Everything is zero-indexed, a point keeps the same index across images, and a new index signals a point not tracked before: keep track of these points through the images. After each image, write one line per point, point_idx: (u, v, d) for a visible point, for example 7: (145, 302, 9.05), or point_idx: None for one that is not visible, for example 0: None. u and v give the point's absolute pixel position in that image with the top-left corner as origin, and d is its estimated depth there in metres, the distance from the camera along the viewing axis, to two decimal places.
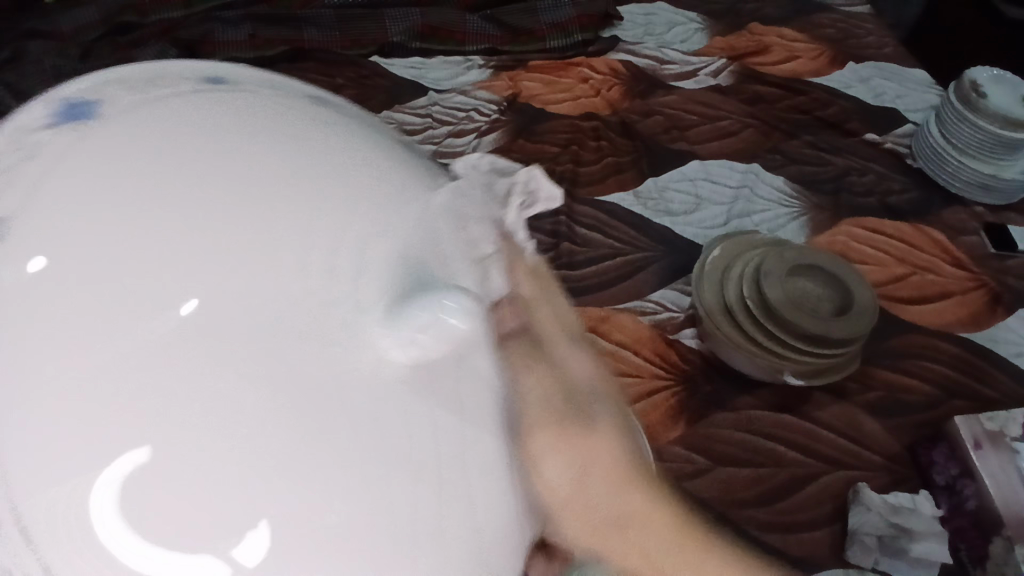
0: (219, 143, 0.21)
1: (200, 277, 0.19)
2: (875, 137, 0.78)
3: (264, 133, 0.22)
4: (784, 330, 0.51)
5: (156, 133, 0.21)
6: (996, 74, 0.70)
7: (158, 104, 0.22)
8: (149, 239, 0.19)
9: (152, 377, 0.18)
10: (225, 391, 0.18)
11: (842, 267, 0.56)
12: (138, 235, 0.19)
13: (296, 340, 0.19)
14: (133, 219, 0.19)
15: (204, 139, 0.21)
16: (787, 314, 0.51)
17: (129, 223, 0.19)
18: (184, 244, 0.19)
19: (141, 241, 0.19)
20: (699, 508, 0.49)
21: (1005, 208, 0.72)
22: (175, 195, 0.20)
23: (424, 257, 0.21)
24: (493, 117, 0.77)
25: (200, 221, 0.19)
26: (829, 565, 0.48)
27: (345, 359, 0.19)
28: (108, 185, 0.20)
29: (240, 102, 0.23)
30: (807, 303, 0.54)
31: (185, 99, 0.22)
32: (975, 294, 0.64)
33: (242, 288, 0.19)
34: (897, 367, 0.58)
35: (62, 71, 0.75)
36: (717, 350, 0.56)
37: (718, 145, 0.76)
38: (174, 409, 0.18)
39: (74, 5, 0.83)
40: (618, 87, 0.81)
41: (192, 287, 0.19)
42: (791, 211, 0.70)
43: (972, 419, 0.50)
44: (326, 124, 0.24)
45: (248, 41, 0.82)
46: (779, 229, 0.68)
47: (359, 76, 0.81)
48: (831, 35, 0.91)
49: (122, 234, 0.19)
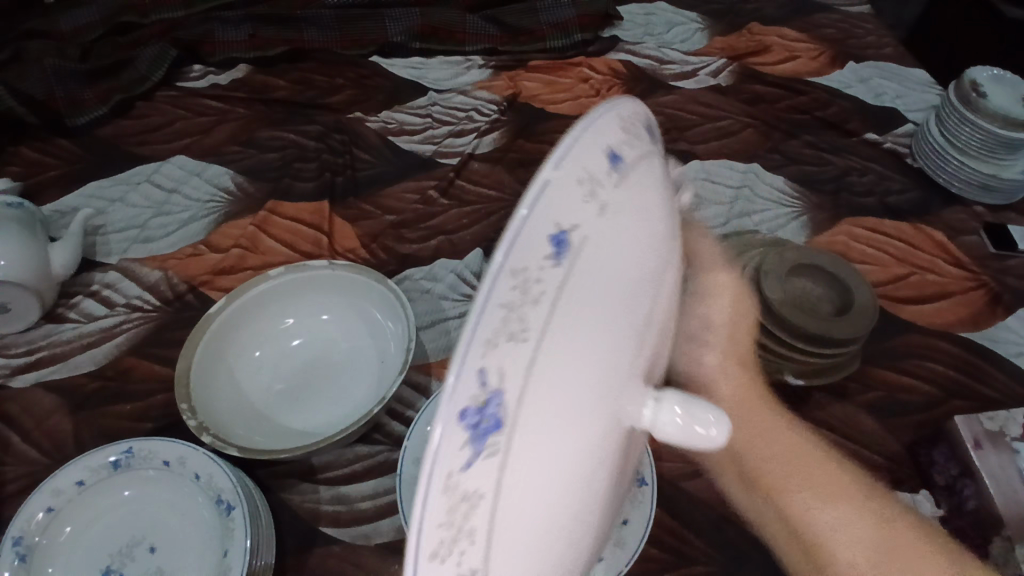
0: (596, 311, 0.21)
1: (549, 461, 0.20)
2: (875, 137, 0.78)
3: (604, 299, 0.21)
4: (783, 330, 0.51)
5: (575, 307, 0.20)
6: (996, 74, 0.70)
7: (602, 262, 0.21)
8: (546, 425, 0.20)
9: (518, 516, 0.20)
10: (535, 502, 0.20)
11: (840, 266, 0.56)
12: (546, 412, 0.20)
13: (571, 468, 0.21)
14: (545, 398, 0.19)
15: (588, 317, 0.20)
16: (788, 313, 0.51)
17: (544, 397, 0.19)
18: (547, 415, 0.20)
19: (546, 427, 0.20)
20: (698, 508, 0.49)
21: (1005, 207, 0.72)
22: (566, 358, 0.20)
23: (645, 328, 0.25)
24: (493, 117, 0.77)
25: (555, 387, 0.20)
26: None
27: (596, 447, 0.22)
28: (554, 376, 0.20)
29: (614, 256, 0.22)
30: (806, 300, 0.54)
31: (603, 255, 0.21)
32: (975, 294, 0.64)
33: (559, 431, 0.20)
34: (897, 367, 0.58)
35: (62, 72, 0.75)
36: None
37: (717, 145, 0.76)
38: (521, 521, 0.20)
39: (76, 6, 0.83)
40: (618, 87, 0.81)
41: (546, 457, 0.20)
42: (790, 211, 0.70)
43: (972, 419, 0.51)
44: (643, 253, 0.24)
45: (248, 41, 0.83)
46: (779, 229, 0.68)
47: (359, 77, 0.81)
48: (831, 35, 0.91)
49: (544, 403, 0.19)
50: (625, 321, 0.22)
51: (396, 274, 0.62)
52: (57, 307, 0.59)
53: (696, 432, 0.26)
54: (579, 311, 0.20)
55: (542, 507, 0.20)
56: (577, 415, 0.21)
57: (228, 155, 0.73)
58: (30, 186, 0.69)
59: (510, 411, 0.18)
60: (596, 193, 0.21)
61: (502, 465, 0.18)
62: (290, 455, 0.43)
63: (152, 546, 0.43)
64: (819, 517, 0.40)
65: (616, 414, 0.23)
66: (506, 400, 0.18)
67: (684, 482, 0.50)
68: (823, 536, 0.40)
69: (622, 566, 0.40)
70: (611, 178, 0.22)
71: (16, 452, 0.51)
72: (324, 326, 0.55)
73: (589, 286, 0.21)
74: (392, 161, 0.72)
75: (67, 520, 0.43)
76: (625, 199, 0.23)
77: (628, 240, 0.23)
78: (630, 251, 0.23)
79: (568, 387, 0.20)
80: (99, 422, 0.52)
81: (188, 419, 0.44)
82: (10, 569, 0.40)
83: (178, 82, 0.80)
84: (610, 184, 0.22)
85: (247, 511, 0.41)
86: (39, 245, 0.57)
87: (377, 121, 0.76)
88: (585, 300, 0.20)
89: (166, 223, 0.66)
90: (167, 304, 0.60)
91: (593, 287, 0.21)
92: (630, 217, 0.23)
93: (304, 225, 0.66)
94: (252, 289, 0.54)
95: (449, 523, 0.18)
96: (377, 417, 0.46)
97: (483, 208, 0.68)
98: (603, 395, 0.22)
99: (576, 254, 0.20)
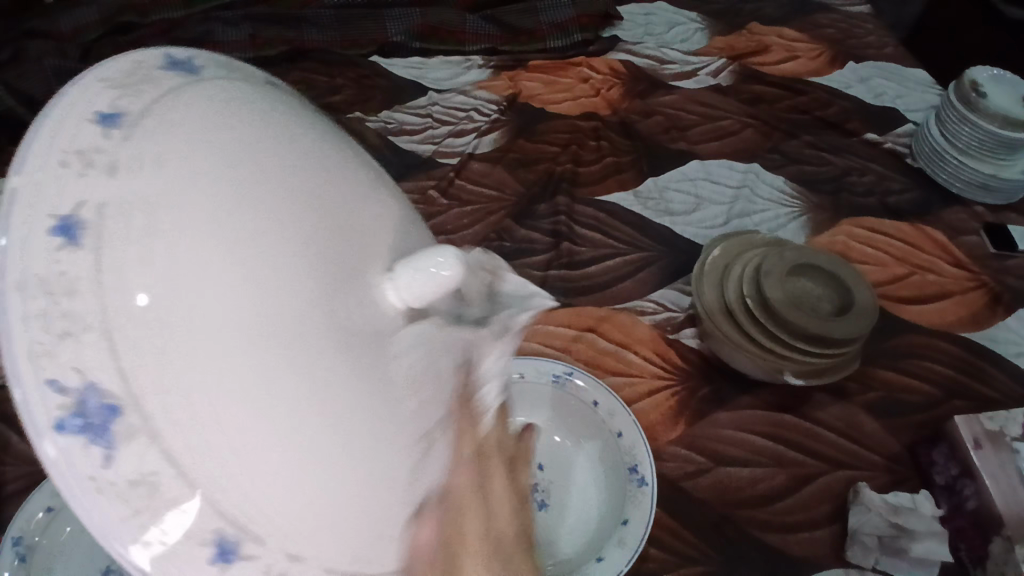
0: (180, 216, 0.19)
1: (195, 403, 0.18)
2: (875, 137, 0.78)
3: (195, 196, 0.19)
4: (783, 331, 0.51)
5: (149, 231, 0.18)
6: (996, 74, 0.70)
7: (187, 161, 0.19)
8: (159, 364, 0.18)
9: (219, 484, 0.18)
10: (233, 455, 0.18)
11: (841, 265, 0.56)
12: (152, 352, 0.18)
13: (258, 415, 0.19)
14: (138, 335, 0.18)
15: (174, 232, 0.18)
16: (788, 313, 0.51)
17: (133, 339, 0.18)
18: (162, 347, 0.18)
19: (161, 366, 0.18)
20: (698, 508, 0.49)
21: (1005, 207, 0.72)
22: (146, 287, 0.18)
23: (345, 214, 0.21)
24: (493, 117, 0.77)
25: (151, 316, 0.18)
26: (828, 565, 0.47)
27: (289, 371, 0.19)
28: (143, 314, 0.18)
29: (206, 157, 0.19)
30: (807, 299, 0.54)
31: (197, 160, 0.19)
32: (975, 294, 0.64)
33: (186, 376, 0.18)
34: (897, 367, 0.58)
35: (62, 72, 0.75)
36: (720, 349, 0.55)
37: (717, 145, 0.76)
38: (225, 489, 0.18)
39: (76, 5, 0.83)
40: (618, 88, 0.81)
41: (181, 405, 0.18)
42: (790, 211, 0.70)
43: (973, 419, 0.50)
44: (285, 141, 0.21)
45: (248, 41, 0.83)
46: (778, 229, 0.68)
47: (359, 76, 0.81)
48: (831, 36, 0.91)
49: (136, 346, 0.18)
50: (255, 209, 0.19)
51: None
52: None
53: (430, 282, 0.21)
54: (152, 253, 0.18)
55: (257, 455, 0.19)
56: (206, 347, 0.18)
57: None
58: None
59: (113, 388, 0.18)
60: (119, 130, 0.20)
61: (151, 440, 0.18)
62: None
63: None
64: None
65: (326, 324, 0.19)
66: (103, 387, 0.18)
67: (684, 482, 0.50)
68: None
69: (622, 566, 0.40)
70: (157, 75, 0.22)
71: (16, 452, 0.50)
72: None
73: (160, 199, 0.19)
74: (392, 161, 0.72)
75: (67, 520, 0.43)
76: (194, 90, 0.21)
77: (240, 134, 0.20)
78: (241, 143, 0.20)
79: (174, 301, 0.18)
80: None
81: None
82: (11, 569, 0.40)
83: None
84: (122, 102, 0.21)
85: None
86: None
87: (377, 120, 0.76)
88: (158, 219, 0.18)
89: None
90: None
91: (164, 202, 0.19)
92: (222, 109, 0.21)
93: None
94: None
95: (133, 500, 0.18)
96: None
97: (484, 207, 0.68)
98: (231, 296, 0.18)
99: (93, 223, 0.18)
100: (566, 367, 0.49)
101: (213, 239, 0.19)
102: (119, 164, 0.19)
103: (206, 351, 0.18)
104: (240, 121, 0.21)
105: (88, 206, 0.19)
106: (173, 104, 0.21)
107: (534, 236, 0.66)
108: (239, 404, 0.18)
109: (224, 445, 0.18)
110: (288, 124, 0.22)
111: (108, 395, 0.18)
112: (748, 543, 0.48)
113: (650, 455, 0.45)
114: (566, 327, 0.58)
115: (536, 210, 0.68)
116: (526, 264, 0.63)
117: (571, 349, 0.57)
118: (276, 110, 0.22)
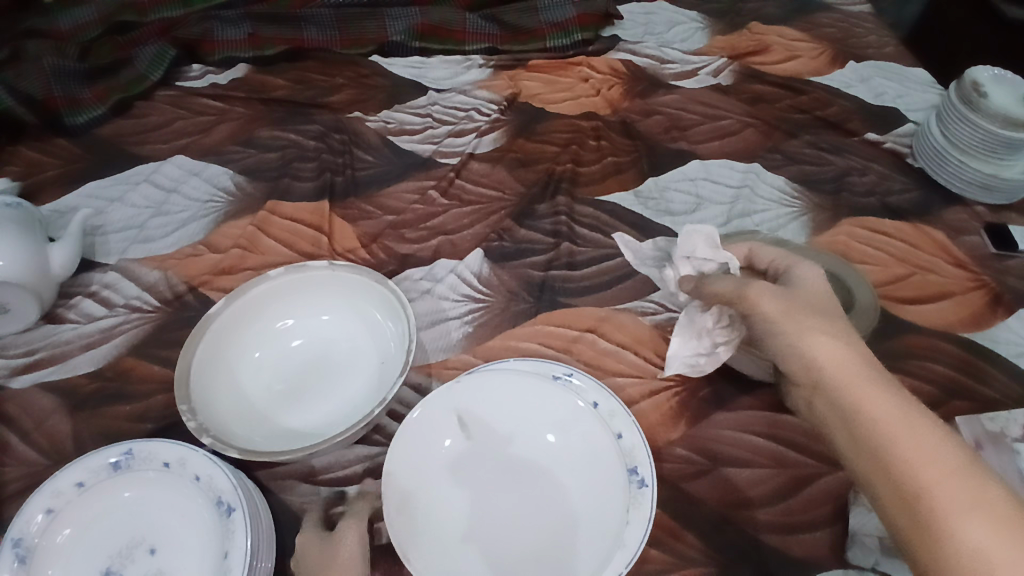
0: (484, 413, 0.48)
1: (526, 481, 0.46)
2: (875, 136, 0.78)
3: (495, 415, 0.48)
4: (793, 349, 0.41)
5: (476, 407, 0.48)
6: (997, 75, 0.70)
7: (495, 418, 0.48)
8: (494, 444, 0.47)
9: (512, 485, 0.46)
10: (586, 531, 0.42)
11: (786, 261, 0.49)
12: (495, 447, 0.47)
13: (513, 489, 0.45)
14: (503, 448, 0.47)
15: (497, 428, 0.48)
16: (781, 331, 0.42)
17: (498, 451, 0.47)
18: (496, 440, 0.47)
19: (503, 450, 0.47)
20: (699, 509, 0.49)
21: (1005, 207, 0.71)
22: (510, 433, 0.48)
23: (538, 435, 0.47)
24: (493, 116, 0.78)
25: (503, 441, 0.47)
26: (829, 566, 0.46)
27: (506, 491, 0.45)
28: (503, 438, 0.47)
29: (501, 412, 0.48)
30: (766, 319, 0.43)
31: (500, 423, 0.48)
32: (975, 295, 0.64)
33: (512, 461, 0.47)
34: (898, 367, 0.58)
35: (62, 71, 0.76)
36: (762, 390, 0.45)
37: (718, 146, 0.76)
38: (529, 510, 0.44)
39: (74, 4, 0.83)
40: (618, 87, 0.82)
41: (518, 440, 0.47)
42: (708, 265, 0.50)
43: (973, 420, 0.50)
44: (540, 423, 0.48)
45: (248, 41, 0.83)
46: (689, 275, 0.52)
47: (359, 76, 0.82)
48: (831, 35, 0.91)
49: (501, 448, 0.47)
50: (514, 459, 0.47)
51: (396, 274, 0.63)
52: (56, 307, 0.59)
53: (552, 416, 0.48)
54: (494, 431, 0.48)
55: (520, 527, 0.44)
56: (503, 463, 0.46)
57: (227, 155, 0.73)
58: (28, 186, 0.69)
59: (501, 453, 0.47)
60: (495, 400, 0.48)
61: (502, 467, 0.46)
62: (290, 457, 0.44)
63: (152, 548, 0.43)
64: (943, 503, 0.31)
65: (507, 498, 0.45)
66: (480, 434, 0.47)
67: (685, 483, 0.50)
68: (932, 482, 0.32)
69: (623, 566, 0.40)
70: (487, 378, 0.48)
71: (16, 452, 0.50)
72: (324, 325, 0.56)
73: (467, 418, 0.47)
74: (392, 162, 0.73)
75: (66, 522, 0.43)
76: (518, 406, 0.48)
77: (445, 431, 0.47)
78: (491, 424, 0.48)
79: (506, 459, 0.47)
80: (99, 423, 0.52)
81: (187, 421, 0.45)
82: (10, 571, 0.40)
83: (177, 82, 0.81)
84: (482, 389, 0.48)
85: (248, 513, 0.41)
86: (38, 245, 0.57)
87: (376, 120, 0.77)
88: (485, 432, 0.47)
89: (165, 223, 0.66)
90: (167, 304, 0.59)
91: (489, 422, 0.48)
92: (506, 459, 0.47)
93: (303, 225, 0.66)
94: (250, 289, 0.54)
95: (585, 509, 0.44)
96: (377, 418, 0.47)
97: (484, 207, 0.69)
98: (500, 440, 0.47)
99: (489, 387, 0.48)
100: (566, 367, 0.49)
101: (486, 427, 0.48)
102: (490, 405, 0.48)
103: (491, 440, 0.47)
104: (555, 442, 0.47)
105: (495, 407, 0.48)
106: (473, 383, 0.48)
107: (534, 236, 0.66)
108: (518, 483, 0.46)
109: (526, 503, 0.45)
110: (538, 431, 0.47)
111: (513, 445, 0.47)
112: (748, 544, 0.47)
113: (650, 455, 0.44)
114: (566, 327, 0.59)
115: (536, 210, 0.68)
116: (527, 265, 0.63)
117: (571, 350, 0.57)
118: (521, 403, 0.48)
